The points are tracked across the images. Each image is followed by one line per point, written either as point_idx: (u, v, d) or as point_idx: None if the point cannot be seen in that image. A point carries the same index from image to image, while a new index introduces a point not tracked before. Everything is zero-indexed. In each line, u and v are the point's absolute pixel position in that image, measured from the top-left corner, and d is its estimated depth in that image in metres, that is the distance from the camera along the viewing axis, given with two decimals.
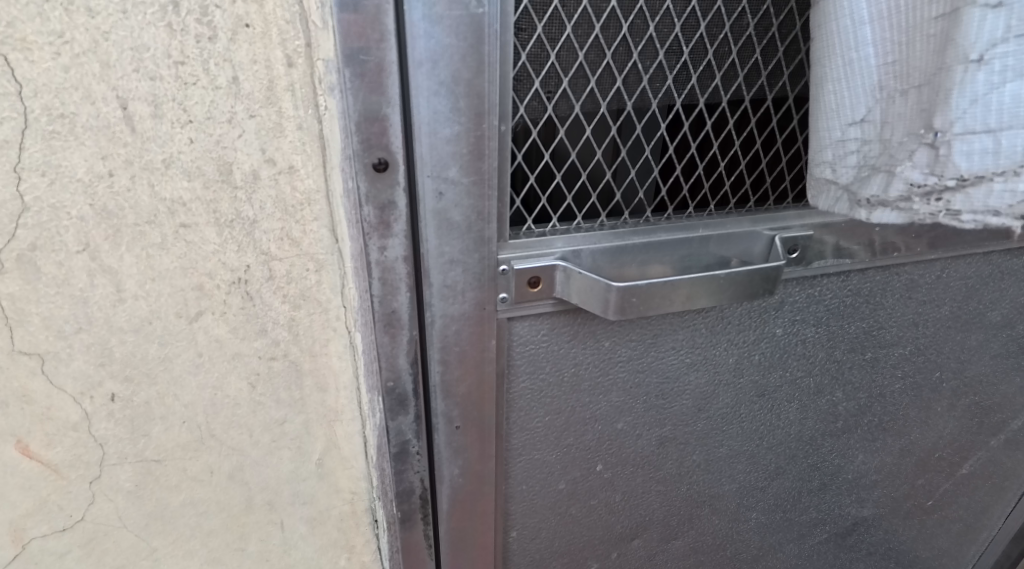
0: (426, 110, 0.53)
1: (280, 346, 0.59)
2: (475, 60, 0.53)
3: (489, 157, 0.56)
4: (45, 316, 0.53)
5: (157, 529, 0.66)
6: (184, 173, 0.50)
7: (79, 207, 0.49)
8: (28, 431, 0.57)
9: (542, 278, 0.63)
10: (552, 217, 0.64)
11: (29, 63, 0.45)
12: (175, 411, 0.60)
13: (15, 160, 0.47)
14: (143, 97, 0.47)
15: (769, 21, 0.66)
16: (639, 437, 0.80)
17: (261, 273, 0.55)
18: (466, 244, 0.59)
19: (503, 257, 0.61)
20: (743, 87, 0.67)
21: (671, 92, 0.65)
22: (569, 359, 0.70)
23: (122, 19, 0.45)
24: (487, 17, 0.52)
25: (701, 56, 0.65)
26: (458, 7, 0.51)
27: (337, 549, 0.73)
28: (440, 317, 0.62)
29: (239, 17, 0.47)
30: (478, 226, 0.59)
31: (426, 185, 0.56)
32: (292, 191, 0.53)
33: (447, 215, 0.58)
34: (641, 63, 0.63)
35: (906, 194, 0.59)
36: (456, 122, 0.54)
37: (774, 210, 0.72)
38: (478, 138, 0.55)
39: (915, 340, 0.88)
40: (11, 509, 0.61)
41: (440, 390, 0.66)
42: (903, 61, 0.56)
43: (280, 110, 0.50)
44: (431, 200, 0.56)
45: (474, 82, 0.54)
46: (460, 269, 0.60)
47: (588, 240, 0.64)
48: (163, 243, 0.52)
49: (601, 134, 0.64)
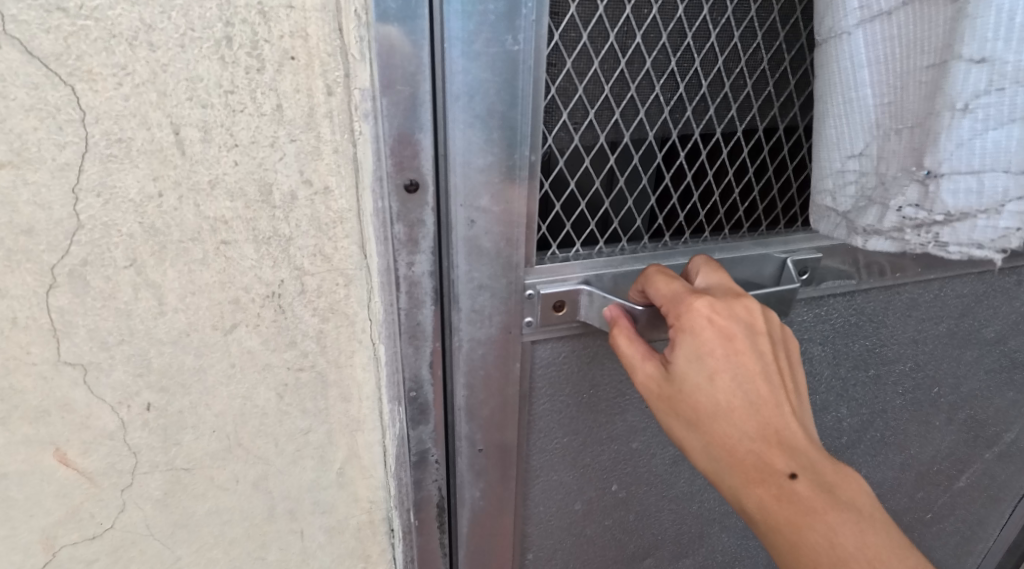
0: (462, 141, 0.57)
1: (308, 357, 0.63)
2: (509, 94, 0.57)
3: (519, 186, 0.60)
4: (91, 328, 0.56)
5: (182, 537, 0.69)
6: (227, 193, 0.54)
7: (129, 225, 0.53)
8: (66, 440, 0.60)
9: (567, 302, 0.67)
10: (575, 242, 0.69)
11: (93, 93, 0.48)
12: (206, 421, 0.63)
13: (73, 181, 0.50)
14: (194, 123, 0.51)
15: (782, 56, 0.70)
16: (654, 456, 0.83)
17: (294, 287, 0.59)
18: (494, 270, 0.63)
19: (530, 281, 0.65)
20: (758, 117, 0.72)
21: (689, 123, 0.70)
22: (588, 380, 0.74)
23: (180, 52, 0.48)
24: (522, 53, 0.56)
25: (718, 88, 0.69)
26: (494, 45, 0.55)
27: (353, 558, 0.77)
28: (467, 340, 0.66)
29: (285, 51, 0.50)
30: (507, 253, 0.63)
31: (459, 213, 0.60)
32: (326, 210, 0.56)
33: (478, 240, 0.62)
34: (661, 96, 0.68)
35: (900, 226, 0.64)
36: (489, 153, 0.58)
37: (785, 233, 0.77)
38: (509, 167, 0.59)
39: (914, 358, 0.92)
40: (46, 517, 0.63)
41: (465, 412, 0.70)
42: (897, 103, 0.60)
43: (318, 135, 0.54)
44: (464, 226, 0.61)
45: (507, 116, 0.58)
46: (487, 293, 0.64)
47: (609, 264, 0.68)
48: (204, 260, 0.55)
49: (624, 163, 0.68)
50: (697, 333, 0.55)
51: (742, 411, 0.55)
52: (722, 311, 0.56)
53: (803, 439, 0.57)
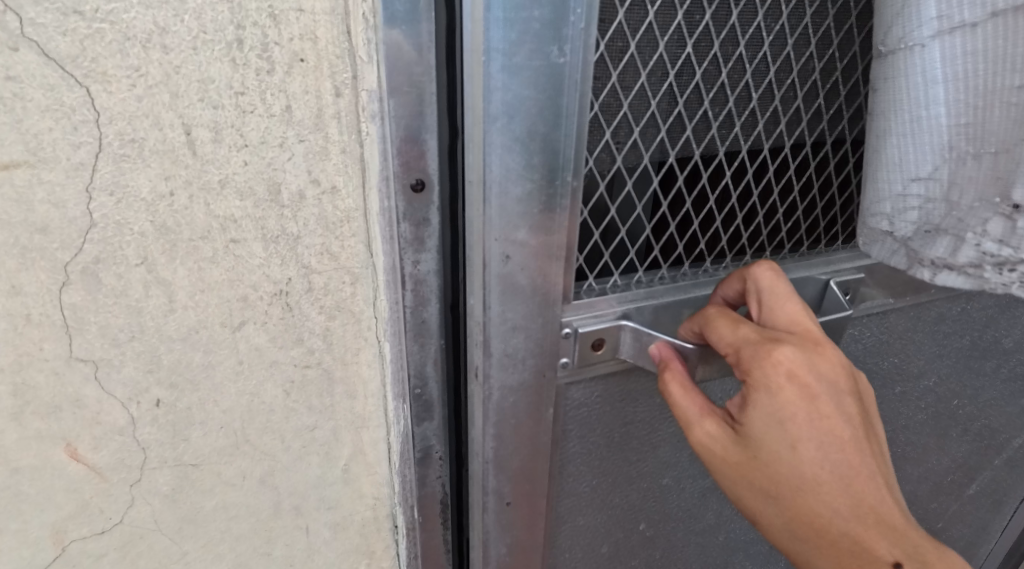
0: (499, 171, 0.58)
1: (315, 354, 0.64)
2: (552, 113, 0.58)
3: (557, 221, 0.62)
4: (103, 324, 0.57)
5: (189, 532, 0.70)
6: (237, 192, 0.55)
7: (141, 223, 0.54)
8: (78, 435, 0.61)
9: (606, 339, 0.69)
10: (613, 271, 0.71)
11: (107, 94, 0.49)
12: (214, 417, 0.64)
13: (87, 180, 0.51)
14: (205, 124, 0.52)
15: (832, 66, 0.72)
16: (679, 492, 0.90)
17: (301, 285, 0.60)
18: (528, 308, 0.65)
19: (566, 319, 0.68)
20: (806, 130, 0.74)
21: (737, 139, 0.71)
22: (619, 422, 0.79)
23: (193, 54, 0.50)
24: (567, 66, 0.56)
25: (768, 101, 0.71)
26: (538, 57, 0.55)
27: (358, 554, 0.78)
28: (499, 387, 0.68)
29: (295, 53, 0.51)
30: (542, 289, 0.65)
31: (494, 248, 0.61)
32: (334, 209, 0.57)
33: (513, 277, 0.63)
34: (711, 110, 0.68)
35: (978, 262, 0.63)
36: (526, 184, 0.59)
37: (827, 253, 0.80)
38: (550, 194, 0.61)
39: (938, 372, 0.93)
40: (56, 511, 0.64)
41: (493, 466, 0.73)
42: (976, 125, 0.57)
43: (327, 135, 0.55)
44: (500, 263, 0.62)
45: (546, 139, 0.58)
46: (521, 335, 0.66)
47: (648, 295, 0.71)
48: (213, 258, 0.56)
49: (667, 185, 0.70)
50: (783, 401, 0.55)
51: (825, 481, 0.56)
52: (803, 370, 0.56)
53: (891, 509, 0.58)
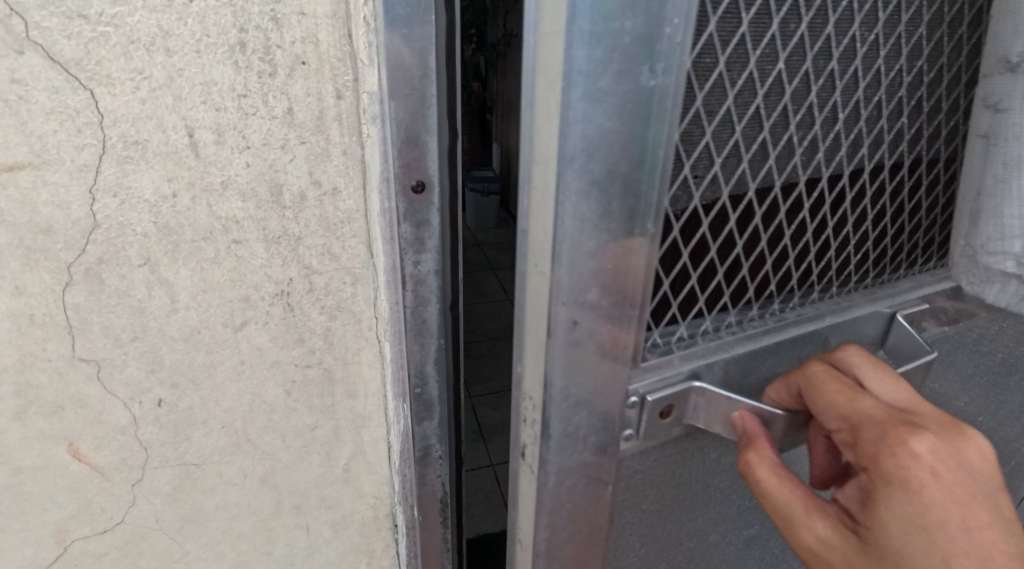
0: (573, 224, 0.53)
1: (316, 354, 0.64)
2: (636, 147, 0.52)
3: (631, 275, 0.57)
4: (106, 324, 0.57)
5: (190, 532, 0.70)
6: (239, 194, 0.55)
7: (144, 225, 0.54)
8: (80, 435, 0.61)
9: (674, 406, 0.65)
10: (681, 323, 0.66)
11: (111, 96, 0.50)
12: (216, 416, 0.64)
13: (91, 182, 0.52)
14: (208, 126, 0.52)
15: (919, 80, 0.71)
16: (724, 547, 0.88)
17: (302, 286, 0.60)
18: (593, 376, 0.60)
19: (634, 387, 0.63)
20: (886, 153, 0.72)
21: (817, 166, 0.68)
22: (672, 488, 0.75)
23: (195, 57, 0.50)
24: (657, 90, 0.50)
25: (852, 124, 0.68)
26: (626, 81, 0.49)
27: (358, 554, 0.79)
28: (556, 471, 0.64)
29: (296, 56, 0.52)
30: (610, 351, 0.60)
31: (561, 313, 0.56)
32: (335, 210, 0.58)
33: (581, 342, 0.58)
34: (794, 135, 0.65)
35: None
36: (602, 236, 0.54)
37: (892, 288, 0.80)
38: (628, 236, 0.55)
39: (965, 390, 0.94)
40: (58, 510, 0.64)
41: (544, 552, 0.69)
42: None
43: (328, 137, 0.55)
44: (567, 328, 0.57)
45: (627, 180, 0.53)
46: (584, 411, 0.62)
47: (718, 349, 0.67)
48: (215, 258, 0.57)
49: (743, 223, 0.65)
50: (927, 510, 0.50)
51: None
52: (945, 467, 0.51)
53: None
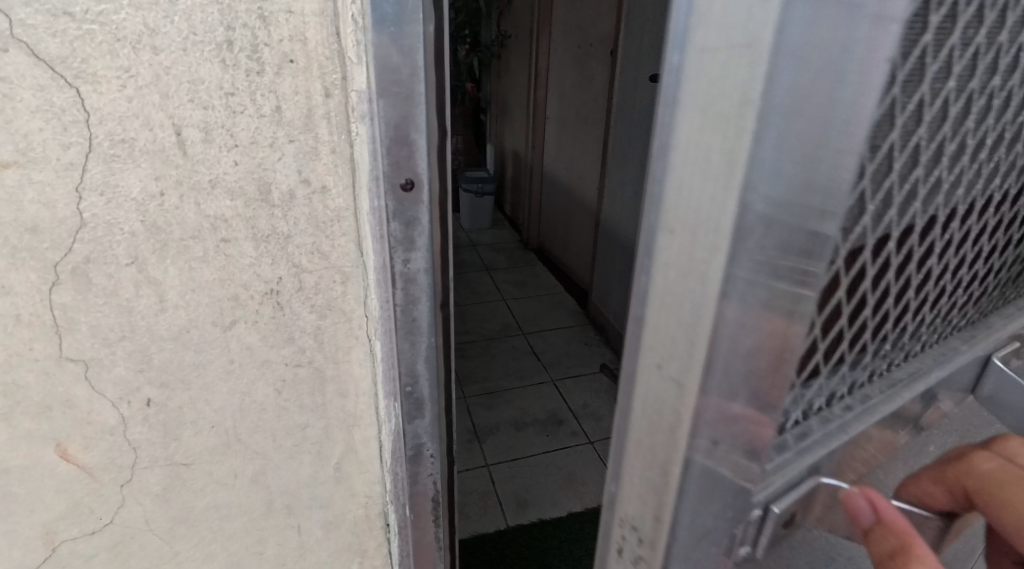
0: (739, 306, 0.37)
1: (307, 353, 0.64)
2: (797, 207, 0.35)
3: (781, 373, 0.41)
4: (93, 324, 0.57)
5: (181, 532, 0.70)
6: (228, 192, 0.55)
7: (131, 223, 0.54)
8: (68, 435, 0.61)
9: (796, 515, 0.48)
10: (789, 413, 0.47)
11: (97, 94, 0.49)
12: (205, 416, 0.64)
13: (77, 180, 0.51)
14: (195, 124, 0.52)
15: None
16: None
17: (292, 284, 0.60)
18: (724, 503, 0.44)
19: (757, 499, 0.45)
20: (1000, 180, 0.52)
21: (935, 208, 0.48)
22: None
23: (182, 55, 0.50)
24: (826, 135, 0.34)
25: (978, 149, 0.48)
26: (808, 118, 0.33)
27: (350, 553, 0.79)
28: None
29: (284, 54, 0.52)
30: (742, 472, 0.43)
31: (702, 436, 0.41)
32: (324, 209, 0.58)
33: (716, 469, 0.42)
34: (923, 175, 0.44)
35: None
36: (762, 328, 0.38)
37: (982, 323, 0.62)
38: (790, 313, 0.38)
39: None
40: (46, 512, 0.64)
41: None
42: None
43: (317, 135, 0.55)
44: (705, 451, 0.41)
45: (783, 254, 0.36)
46: (707, 544, 0.45)
47: (833, 443, 0.48)
48: (204, 257, 0.57)
49: (854, 287, 0.45)
50: None
51: None
52: None
53: None
